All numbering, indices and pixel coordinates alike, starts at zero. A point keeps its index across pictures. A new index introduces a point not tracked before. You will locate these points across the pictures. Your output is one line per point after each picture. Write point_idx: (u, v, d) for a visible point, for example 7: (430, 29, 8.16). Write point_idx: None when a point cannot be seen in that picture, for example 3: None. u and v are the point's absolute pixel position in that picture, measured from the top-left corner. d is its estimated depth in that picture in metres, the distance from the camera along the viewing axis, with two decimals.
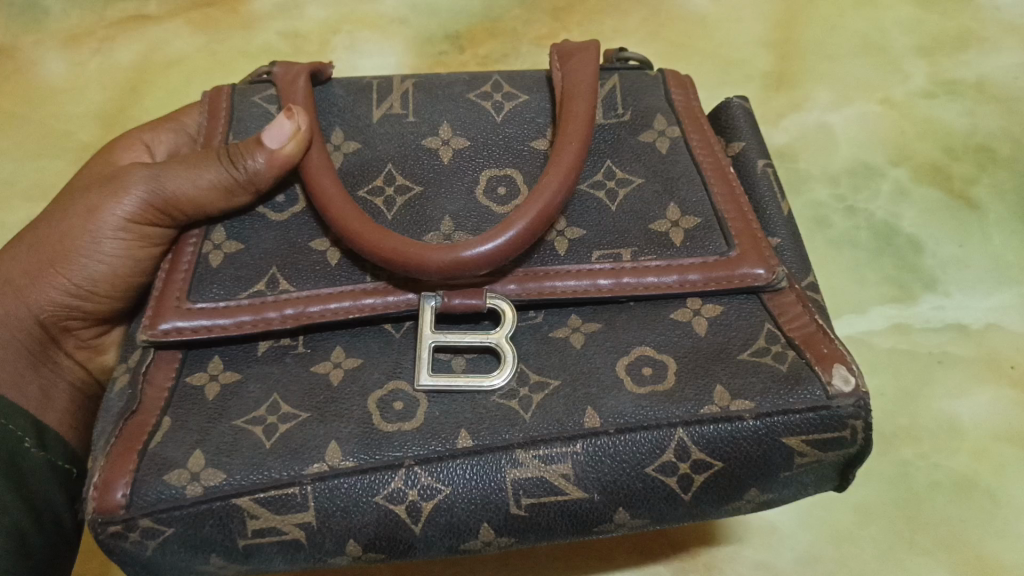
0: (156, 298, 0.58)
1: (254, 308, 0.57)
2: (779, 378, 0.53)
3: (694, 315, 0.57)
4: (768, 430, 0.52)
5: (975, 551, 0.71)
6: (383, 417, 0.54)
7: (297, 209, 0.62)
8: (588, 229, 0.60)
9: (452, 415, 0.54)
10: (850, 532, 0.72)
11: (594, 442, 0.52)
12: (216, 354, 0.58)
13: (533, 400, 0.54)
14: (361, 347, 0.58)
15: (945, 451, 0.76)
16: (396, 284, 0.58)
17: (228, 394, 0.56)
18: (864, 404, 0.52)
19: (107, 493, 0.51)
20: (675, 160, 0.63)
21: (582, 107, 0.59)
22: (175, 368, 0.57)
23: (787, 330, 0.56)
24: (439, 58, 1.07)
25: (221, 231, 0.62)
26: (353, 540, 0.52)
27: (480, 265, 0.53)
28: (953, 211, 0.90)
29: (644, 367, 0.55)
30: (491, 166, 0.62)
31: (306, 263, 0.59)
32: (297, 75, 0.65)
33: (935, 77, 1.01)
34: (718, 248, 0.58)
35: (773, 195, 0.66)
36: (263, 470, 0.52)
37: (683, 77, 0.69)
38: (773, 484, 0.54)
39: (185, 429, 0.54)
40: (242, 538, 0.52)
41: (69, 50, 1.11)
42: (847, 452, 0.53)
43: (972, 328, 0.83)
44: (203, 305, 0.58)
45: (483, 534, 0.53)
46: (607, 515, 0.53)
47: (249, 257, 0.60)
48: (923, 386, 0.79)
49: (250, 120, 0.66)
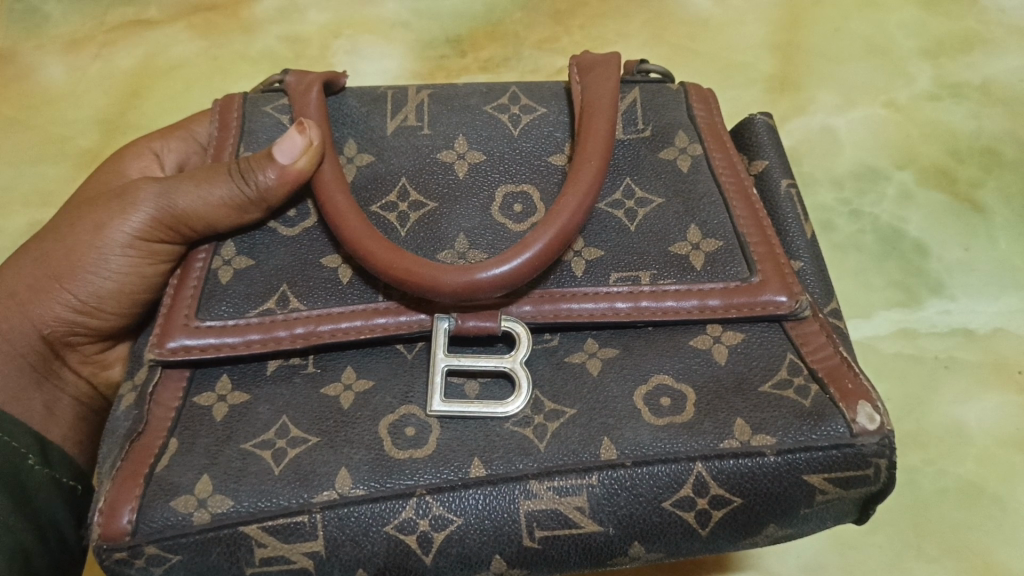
0: (163, 316, 0.58)
1: (263, 326, 0.57)
2: (801, 413, 0.53)
3: (713, 342, 0.57)
4: (788, 467, 0.52)
5: (982, 559, 0.71)
6: (395, 443, 0.54)
7: (308, 224, 0.62)
8: (606, 250, 0.60)
9: (465, 442, 0.54)
10: (856, 540, 0.72)
11: (611, 474, 0.52)
12: (225, 372, 0.57)
13: (548, 429, 0.54)
14: (371, 367, 0.58)
15: (952, 458, 0.76)
16: (408, 304, 0.57)
17: (237, 415, 0.55)
18: (889, 443, 0.52)
19: (114, 518, 0.51)
20: (696, 178, 0.63)
21: (602, 122, 0.59)
22: (183, 389, 0.57)
23: (810, 361, 0.56)
24: (440, 62, 1.07)
25: (230, 247, 0.61)
26: (362, 569, 0.52)
27: (494, 287, 0.53)
28: (958, 214, 0.90)
29: (662, 397, 0.55)
30: (508, 182, 0.62)
31: (317, 282, 0.59)
32: (311, 86, 0.65)
33: (940, 80, 1.01)
34: (739, 273, 0.58)
35: (796, 217, 0.66)
36: (274, 499, 0.52)
37: (705, 91, 0.69)
38: (791, 520, 0.54)
39: (193, 453, 0.54)
40: (251, 566, 0.51)
41: (69, 55, 1.11)
42: (868, 491, 0.54)
43: (978, 332, 0.83)
44: (210, 323, 0.57)
45: (495, 565, 0.53)
46: (621, 549, 0.54)
47: (260, 273, 0.60)
48: (929, 391, 0.79)
49: (262, 132, 0.66)
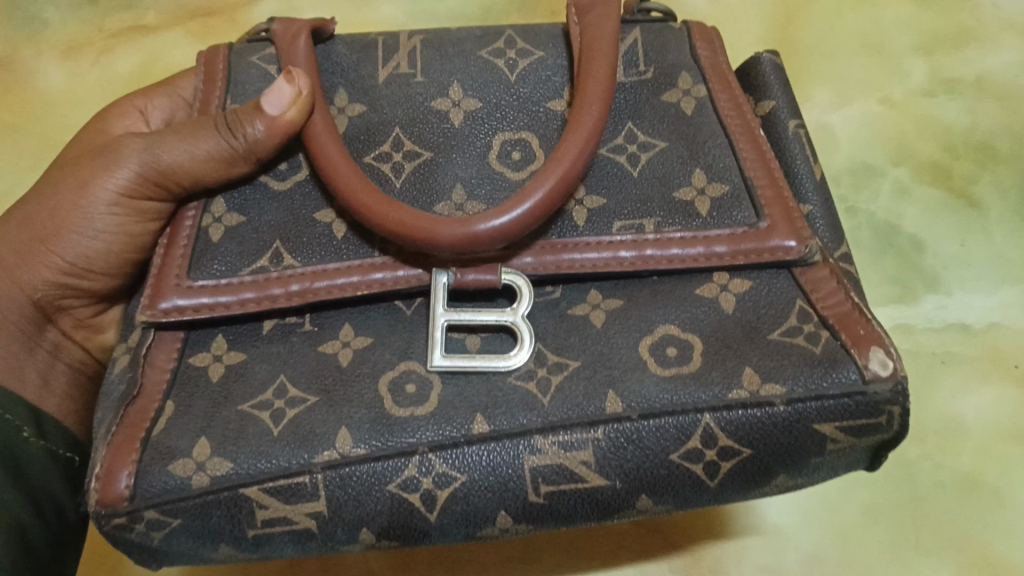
0: (155, 274, 0.59)
1: (258, 284, 0.58)
2: (812, 361, 0.54)
3: (720, 290, 0.58)
4: (798, 417, 0.53)
5: (979, 550, 0.75)
6: (394, 401, 0.55)
7: (301, 173, 0.62)
8: (609, 198, 0.60)
9: (466, 399, 0.55)
10: (856, 535, 0.76)
11: (617, 428, 0.53)
12: (220, 333, 0.59)
13: (551, 382, 0.55)
14: (369, 325, 0.59)
15: (950, 452, 0.79)
16: (407, 258, 0.58)
17: (233, 376, 0.57)
18: (901, 389, 0.53)
19: (110, 483, 0.52)
20: (699, 121, 0.63)
21: (603, 66, 0.59)
22: (177, 350, 0.58)
23: (821, 309, 0.57)
24: None
25: (222, 202, 0.62)
26: (367, 529, 0.54)
27: (494, 238, 0.53)
28: (953, 210, 0.92)
29: (669, 347, 0.56)
30: (505, 129, 0.63)
31: (313, 236, 0.59)
32: (298, 35, 0.65)
33: (935, 76, 1.01)
34: (746, 218, 0.59)
35: (804, 159, 0.66)
36: (278, 458, 0.53)
37: (708, 30, 0.68)
38: (799, 469, 0.55)
39: (187, 416, 0.55)
40: (252, 528, 0.54)
41: (68, 61, 1.13)
42: (876, 439, 0.55)
43: (974, 326, 0.85)
44: (203, 283, 0.58)
45: (500, 520, 0.55)
46: (630, 501, 0.55)
47: (251, 231, 0.60)
48: (928, 385, 0.82)
49: (249, 83, 0.66)
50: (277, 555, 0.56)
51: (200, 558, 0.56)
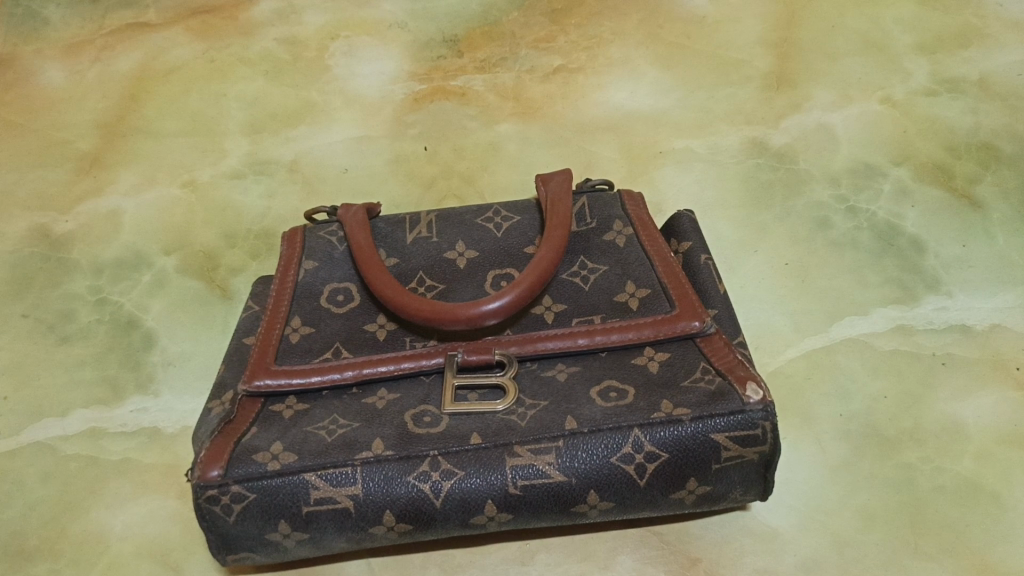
0: (253, 360, 0.72)
1: (322, 369, 0.71)
2: (710, 394, 0.66)
3: (648, 359, 0.69)
4: (702, 430, 0.64)
5: (979, 556, 0.69)
6: (416, 425, 0.67)
7: (354, 305, 0.76)
8: (568, 305, 0.74)
9: (467, 424, 0.67)
10: (851, 539, 0.70)
11: (572, 440, 0.65)
12: (291, 395, 0.70)
13: (527, 412, 0.67)
14: (400, 386, 0.71)
15: (949, 455, 0.74)
16: (428, 350, 0.71)
17: (300, 414, 0.69)
18: (771, 409, 0.65)
19: (208, 467, 0.64)
20: (629, 251, 0.77)
21: (564, 208, 0.77)
22: (259, 403, 0.70)
23: (715, 362, 0.68)
24: (437, 62, 1.14)
25: (297, 318, 0.75)
26: (389, 511, 0.65)
27: (493, 316, 0.69)
28: (955, 209, 0.92)
29: (611, 391, 0.67)
30: (494, 268, 0.78)
31: (361, 339, 0.74)
32: (355, 209, 0.81)
33: (937, 76, 1.05)
34: (663, 309, 0.72)
35: (714, 281, 0.78)
36: (324, 458, 0.65)
37: (636, 194, 0.83)
38: (707, 476, 0.66)
39: (272, 427, 0.68)
40: (306, 505, 0.64)
41: (67, 60, 1.18)
42: (762, 452, 0.65)
43: (976, 328, 0.82)
44: (287, 366, 0.71)
45: (488, 509, 0.65)
46: (581, 497, 0.65)
47: (319, 337, 0.74)
48: (927, 389, 0.78)
49: (310, 238, 0.82)
50: (323, 540, 0.66)
51: (263, 541, 0.66)
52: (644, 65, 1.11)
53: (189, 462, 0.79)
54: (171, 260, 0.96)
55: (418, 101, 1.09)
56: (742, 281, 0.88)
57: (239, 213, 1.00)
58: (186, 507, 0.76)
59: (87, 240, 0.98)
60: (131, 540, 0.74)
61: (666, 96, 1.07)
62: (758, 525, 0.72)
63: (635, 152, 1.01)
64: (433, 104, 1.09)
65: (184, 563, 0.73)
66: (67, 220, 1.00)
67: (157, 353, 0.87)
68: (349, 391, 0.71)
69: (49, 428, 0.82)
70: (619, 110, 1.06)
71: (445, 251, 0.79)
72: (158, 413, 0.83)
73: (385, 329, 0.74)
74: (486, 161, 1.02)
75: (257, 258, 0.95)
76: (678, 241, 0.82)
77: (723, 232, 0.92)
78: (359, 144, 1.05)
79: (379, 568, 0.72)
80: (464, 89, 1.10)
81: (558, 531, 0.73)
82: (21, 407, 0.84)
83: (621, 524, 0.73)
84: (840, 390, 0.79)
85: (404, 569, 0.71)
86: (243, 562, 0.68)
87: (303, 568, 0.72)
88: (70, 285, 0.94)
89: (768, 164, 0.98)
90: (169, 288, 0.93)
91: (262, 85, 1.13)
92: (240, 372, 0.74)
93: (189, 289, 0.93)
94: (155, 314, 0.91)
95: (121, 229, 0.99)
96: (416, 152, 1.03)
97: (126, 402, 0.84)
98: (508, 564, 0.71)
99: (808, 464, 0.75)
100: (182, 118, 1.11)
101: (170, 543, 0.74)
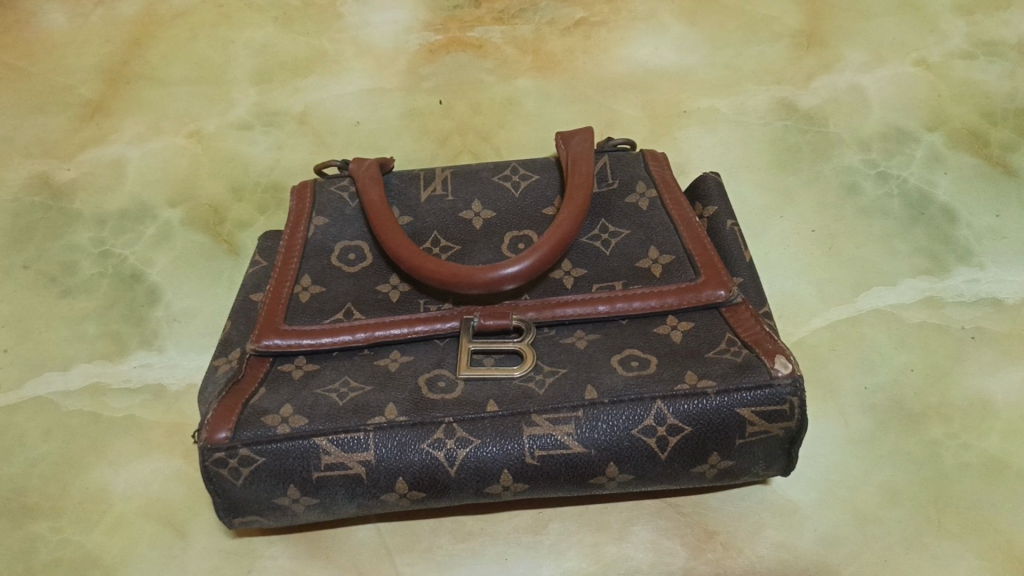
0: (261, 318, 0.69)
1: (332, 330, 0.68)
2: (735, 366, 0.63)
3: (671, 329, 0.67)
4: (727, 404, 0.62)
5: (1003, 535, 0.67)
6: (430, 390, 0.65)
7: (365, 264, 0.73)
8: (588, 270, 0.71)
9: (484, 390, 0.64)
10: (874, 515, 0.68)
11: (593, 411, 0.62)
12: (301, 355, 0.68)
13: (546, 380, 0.64)
14: (413, 349, 0.68)
15: (977, 432, 0.72)
16: (442, 313, 0.69)
17: (310, 375, 0.66)
18: (801, 384, 0.62)
19: (215, 429, 0.62)
20: (652, 214, 0.74)
21: (587, 168, 0.73)
22: (267, 363, 0.67)
23: (741, 334, 0.66)
24: (454, 12, 1.10)
25: (307, 276, 0.73)
26: (402, 479, 0.63)
27: (511, 281, 0.66)
28: (989, 178, 0.89)
29: (632, 360, 0.65)
30: (512, 229, 0.75)
31: (373, 300, 0.71)
32: (367, 163, 0.78)
33: (974, 38, 1.02)
34: (687, 277, 0.69)
35: (739, 248, 0.75)
36: (336, 423, 0.63)
37: (659, 154, 0.80)
38: (730, 451, 0.64)
39: (281, 389, 0.65)
40: (317, 470, 0.62)
41: (70, 4, 1.14)
42: (788, 428, 0.63)
43: (1008, 302, 0.79)
44: (297, 326, 0.69)
45: (503, 479, 0.63)
46: (600, 469, 0.63)
47: (330, 296, 0.71)
48: (955, 363, 0.76)
49: (321, 194, 0.79)
50: (332, 505, 0.64)
51: (272, 504, 0.64)
52: (669, 20, 1.07)
53: (196, 421, 0.77)
54: (176, 212, 0.93)
55: (434, 52, 1.06)
56: (768, 246, 0.85)
57: (246, 164, 0.96)
58: (190, 467, 0.74)
59: (90, 189, 0.95)
60: (133, 501, 0.72)
61: (691, 53, 1.03)
62: (778, 498, 0.70)
63: (658, 110, 0.97)
64: (449, 56, 1.05)
65: (189, 525, 0.71)
66: (69, 168, 0.97)
67: (161, 308, 0.85)
68: (360, 353, 0.68)
69: (50, 382, 0.80)
70: (642, 66, 1.02)
71: (461, 211, 0.76)
72: (162, 370, 0.80)
73: (398, 290, 0.72)
74: (503, 116, 0.98)
75: (266, 213, 0.92)
76: (703, 205, 0.79)
77: (748, 196, 0.89)
78: (373, 96, 1.02)
79: (388, 534, 0.70)
80: (481, 41, 1.06)
81: (573, 501, 0.71)
82: (22, 360, 0.82)
83: (637, 496, 0.71)
84: (866, 361, 0.76)
85: (414, 537, 0.69)
86: (250, 526, 0.66)
87: (309, 532, 0.70)
88: (71, 236, 0.91)
89: (797, 126, 0.95)
90: (174, 241, 0.90)
91: (271, 32, 1.10)
92: (247, 331, 0.72)
93: (195, 243, 0.90)
94: (160, 268, 0.88)
95: (125, 178, 0.96)
96: (431, 105, 1.00)
97: (130, 357, 0.81)
98: (520, 534, 0.69)
99: (831, 437, 0.73)
100: (188, 65, 1.07)
101: (174, 504, 0.72)
